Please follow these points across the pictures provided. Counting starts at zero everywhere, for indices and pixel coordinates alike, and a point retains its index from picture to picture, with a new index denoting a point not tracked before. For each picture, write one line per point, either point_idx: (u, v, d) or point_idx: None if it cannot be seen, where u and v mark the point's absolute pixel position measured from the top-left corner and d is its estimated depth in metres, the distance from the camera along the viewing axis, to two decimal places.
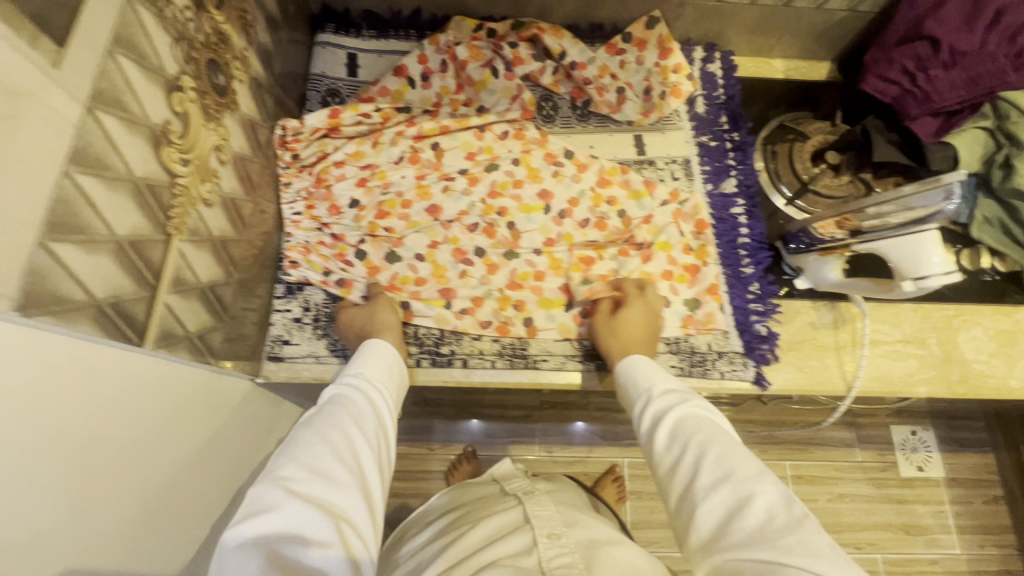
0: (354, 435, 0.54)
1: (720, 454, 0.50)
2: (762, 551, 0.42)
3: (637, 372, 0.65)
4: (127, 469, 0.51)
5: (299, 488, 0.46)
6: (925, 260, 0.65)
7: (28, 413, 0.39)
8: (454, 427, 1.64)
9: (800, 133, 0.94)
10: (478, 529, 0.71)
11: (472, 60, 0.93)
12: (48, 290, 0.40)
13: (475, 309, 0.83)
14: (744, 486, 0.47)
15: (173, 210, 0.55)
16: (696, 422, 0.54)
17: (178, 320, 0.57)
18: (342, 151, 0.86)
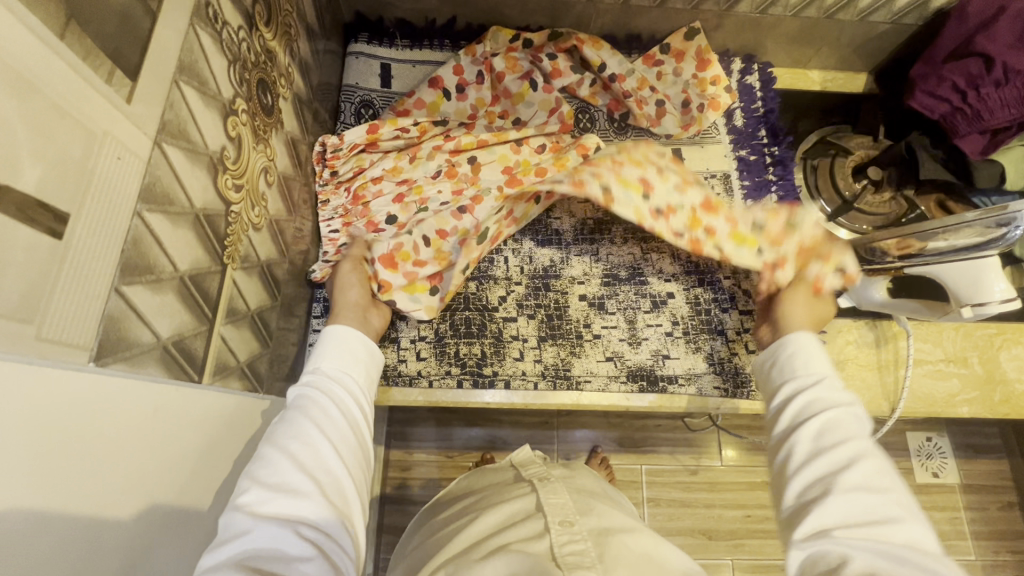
0: (319, 440, 0.52)
1: (872, 465, 0.53)
2: (905, 558, 0.46)
3: (805, 364, 0.62)
4: (197, 514, 0.47)
5: (264, 508, 0.46)
6: (986, 287, 0.66)
7: (109, 467, 0.36)
8: (472, 434, 1.64)
9: (842, 149, 0.93)
10: (489, 518, 0.69)
11: (510, 71, 0.91)
12: (121, 336, 0.38)
13: (523, 247, 0.79)
14: (893, 501, 0.50)
15: (227, 239, 0.53)
16: (824, 415, 0.57)
17: (231, 351, 0.55)
18: (379, 167, 0.84)
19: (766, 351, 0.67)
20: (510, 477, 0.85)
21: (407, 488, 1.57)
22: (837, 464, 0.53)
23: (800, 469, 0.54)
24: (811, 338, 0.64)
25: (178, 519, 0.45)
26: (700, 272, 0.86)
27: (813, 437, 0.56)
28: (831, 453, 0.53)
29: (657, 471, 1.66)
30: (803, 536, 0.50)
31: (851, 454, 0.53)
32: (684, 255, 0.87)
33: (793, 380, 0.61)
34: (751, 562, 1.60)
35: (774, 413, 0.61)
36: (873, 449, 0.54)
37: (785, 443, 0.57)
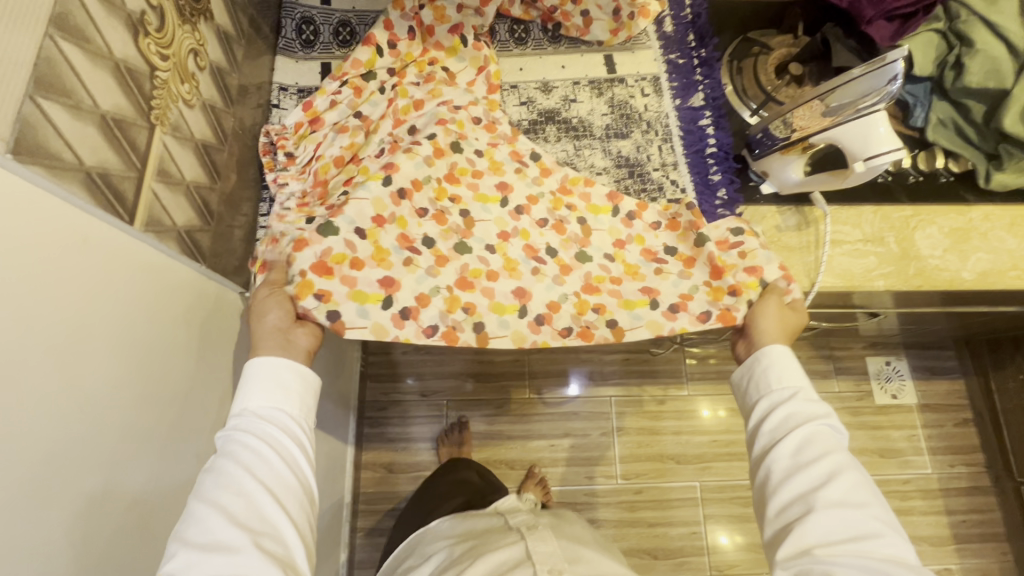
0: (250, 488, 0.53)
1: (851, 480, 0.57)
2: (883, 569, 0.51)
3: (782, 378, 0.67)
4: (122, 346, 0.53)
5: (192, 571, 0.47)
6: (874, 135, 0.71)
7: (18, 254, 0.41)
8: (446, 373, 1.69)
9: (764, 46, 0.97)
10: (478, 567, 0.73)
11: (439, 23, 0.93)
12: (39, 142, 0.43)
13: (552, 316, 0.81)
14: (871, 515, 0.55)
15: (155, 100, 0.57)
16: (814, 432, 0.61)
17: (166, 210, 0.60)
18: (333, 145, 0.86)
19: (744, 368, 0.72)
20: (501, 525, 0.89)
21: (385, 426, 1.63)
22: (815, 482, 0.57)
23: (779, 492, 0.59)
24: (784, 351, 0.69)
25: (104, 342, 0.50)
26: (630, 165, 0.91)
27: (794, 453, 0.60)
28: (811, 468, 0.58)
29: (627, 402, 1.71)
30: (784, 554, 0.54)
31: (828, 471, 0.58)
32: (615, 150, 0.92)
33: (772, 395, 0.66)
34: (718, 484, 1.65)
35: (759, 435, 0.65)
36: (851, 464, 0.59)
37: (765, 465, 0.62)
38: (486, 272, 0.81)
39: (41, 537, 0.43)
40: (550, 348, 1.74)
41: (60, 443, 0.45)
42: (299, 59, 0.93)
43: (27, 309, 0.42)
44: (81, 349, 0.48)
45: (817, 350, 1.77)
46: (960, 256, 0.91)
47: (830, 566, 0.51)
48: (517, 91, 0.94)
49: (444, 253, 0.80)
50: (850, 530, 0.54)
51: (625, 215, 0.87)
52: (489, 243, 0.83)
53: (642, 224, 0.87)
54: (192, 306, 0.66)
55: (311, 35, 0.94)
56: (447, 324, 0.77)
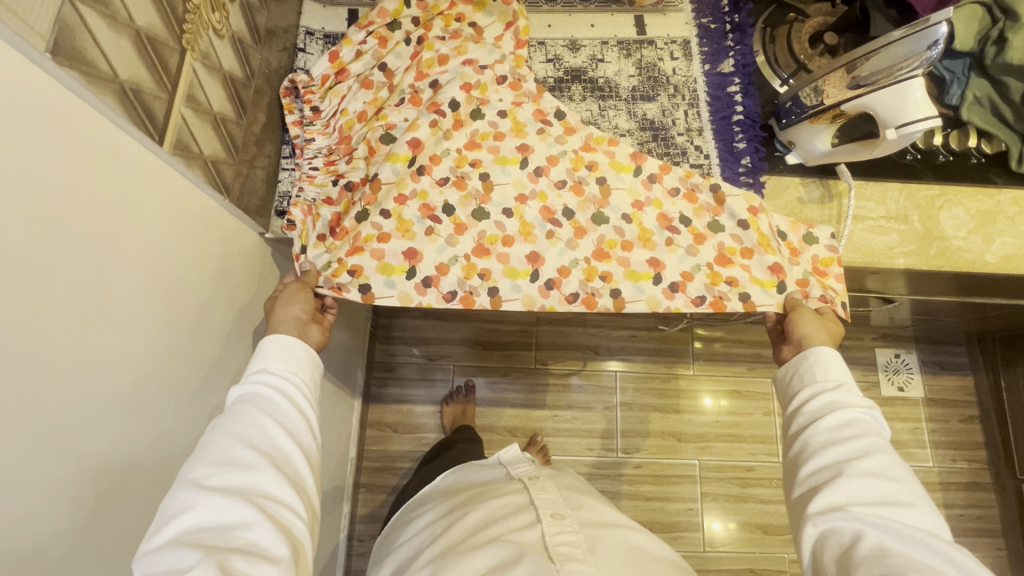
0: (265, 424, 0.55)
1: (889, 460, 0.58)
2: (918, 537, 0.51)
3: (832, 367, 0.68)
4: (144, 264, 0.54)
5: (208, 483, 0.50)
6: (909, 99, 0.69)
7: (53, 156, 0.42)
8: (453, 339, 1.71)
9: (801, 13, 0.94)
10: (480, 514, 0.77)
11: None
12: (77, 48, 0.43)
13: (562, 282, 0.81)
14: (907, 491, 0.56)
15: (186, 25, 0.58)
16: (863, 421, 0.62)
17: (193, 137, 0.60)
18: (358, 100, 0.86)
19: (793, 357, 0.72)
20: (502, 475, 0.93)
21: (392, 387, 1.65)
22: (850, 456, 0.58)
23: (813, 459, 0.60)
24: (832, 350, 0.69)
25: (127, 258, 0.51)
26: (655, 129, 0.90)
27: (834, 430, 0.62)
28: (853, 441, 0.59)
29: (632, 378, 1.72)
30: (817, 509, 0.56)
31: (868, 448, 0.59)
32: (640, 112, 0.90)
33: (818, 381, 0.67)
34: (718, 463, 1.66)
35: (801, 413, 0.66)
36: (891, 450, 0.60)
37: (803, 437, 0.63)
38: (502, 238, 0.81)
39: (54, 451, 0.43)
40: (558, 321, 1.74)
41: (84, 373, 0.46)
42: (326, 4, 0.91)
43: (59, 213, 0.43)
44: (107, 274, 0.49)
45: None
46: (984, 238, 0.90)
47: (863, 526, 0.53)
48: (544, 47, 0.93)
49: (461, 220, 0.81)
50: (891, 503, 0.55)
51: (646, 176, 0.85)
52: (505, 207, 0.82)
53: (662, 188, 0.86)
54: (210, 254, 0.66)
55: None
56: (464, 290, 0.79)
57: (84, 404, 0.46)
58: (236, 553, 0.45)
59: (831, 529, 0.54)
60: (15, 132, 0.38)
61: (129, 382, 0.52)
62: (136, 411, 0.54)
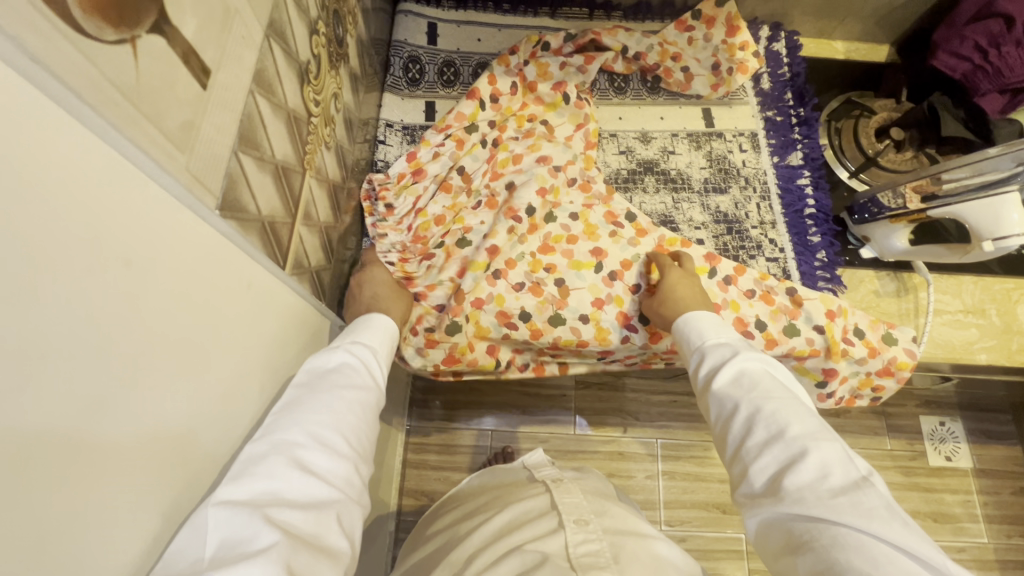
0: (360, 412, 0.51)
1: (773, 408, 0.51)
2: (829, 515, 0.43)
3: (705, 333, 0.64)
4: (264, 391, 0.52)
5: (301, 456, 0.44)
6: (1005, 219, 0.68)
7: (208, 305, 0.41)
8: (469, 399, 1.44)
9: (867, 109, 0.97)
10: (502, 518, 0.71)
11: (541, 79, 0.93)
12: (235, 196, 0.43)
13: (625, 361, 0.88)
14: (791, 439, 0.49)
15: (308, 146, 0.59)
16: (753, 377, 0.55)
17: (306, 252, 0.60)
18: (437, 203, 0.86)
19: (676, 335, 0.69)
20: (524, 478, 0.86)
21: None
22: (741, 431, 0.52)
23: (724, 446, 0.54)
24: (705, 317, 0.66)
25: (252, 390, 0.50)
26: (729, 221, 0.90)
27: (731, 396, 0.55)
28: (744, 414, 0.53)
29: (673, 446, 1.44)
30: (751, 511, 0.49)
31: (748, 412, 0.52)
32: (713, 205, 0.91)
33: (697, 351, 0.63)
34: None
35: (699, 393, 0.60)
36: (778, 390, 0.54)
37: (717, 421, 0.56)
38: (577, 343, 0.82)
39: None
40: (595, 384, 1.47)
41: (148, 358, 0.35)
42: (404, 97, 0.94)
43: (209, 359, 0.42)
44: (231, 339, 0.46)
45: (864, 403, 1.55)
46: None
47: (790, 521, 0.45)
48: (616, 139, 0.95)
49: (538, 327, 0.81)
50: (795, 469, 0.47)
51: (722, 279, 0.84)
52: (583, 313, 0.81)
53: (737, 289, 0.85)
54: (303, 317, 0.62)
55: (417, 73, 0.96)
56: (536, 360, 0.88)
57: (183, 435, 0.39)
58: (289, 541, 0.39)
59: (760, 525, 0.48)
60: (184, 291, 0.38)
61: (202, 364, 0.41)
62: (200, 394, 0.41)
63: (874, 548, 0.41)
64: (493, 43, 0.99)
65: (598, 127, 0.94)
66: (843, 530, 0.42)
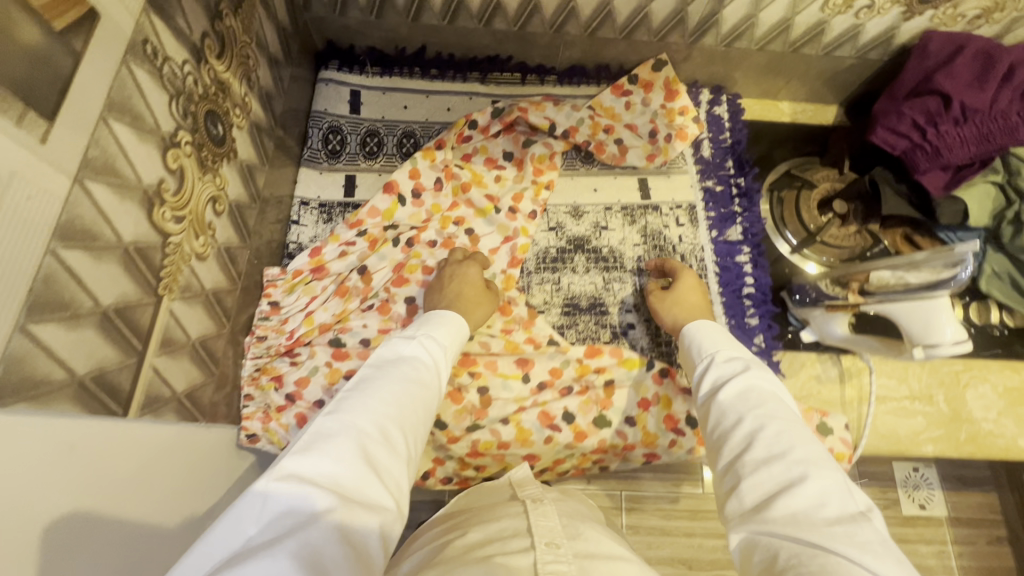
0: (419, 410, 0.51)
1: (777, 430, 0.48)
2: (824, 543, 0.39)
3: (709, 345, 0.62)
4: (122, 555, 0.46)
5: (370, 443, 0.44)
6: (937, 329, 0.64)
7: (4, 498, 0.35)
8: None
9: (807, 181, 0.93)
10: (478, 536, 0.54)
11: (475, 184, 0.90)
12: (23, 376, 0.38)
13: (555, 468, 0.80)
14: (791, 462, 0.45)
15: (164, 271, 0.54)
16: (760, 396, 0.52)
17: (165, 382, 0.55)
18: (327, 308, 0.78)
19: (682, 351, 0.67)
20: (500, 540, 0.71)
21: None
22: (741, 445, 0.48)
23: (716, 463, 0.50)
24: (716, 327, 0.65)
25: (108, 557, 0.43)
26: None
27: (732, 401, 0.52)
28: (757, 425, 0.49)
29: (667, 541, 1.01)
30: (740, 520, 0.44)
31: (752, 425, 0.49)
32: (645, 285, 0.87)
33: (703, 363, 0.61)
34: None
35: (699, 406, 0.57)
36: (784, 410, 0.50)
37: (719, 426, 0.52)
38: (497, 445, 0.76)
39: None
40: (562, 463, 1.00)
41: None
42: (322, 170, 0.89)
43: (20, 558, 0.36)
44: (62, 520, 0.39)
45: None
46: (1016, 420, 0.85)
47: (774, 540, 0.41)
48: (547, 215, 0.90)
49: (455, 434, 0.76)
50: (802, 487, 0.43)
51: (657, 372, 0.79)
52: (503, 416, 0.77)
53: (673, 384, 0.79)
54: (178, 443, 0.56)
55: (337, 145, 0.91)
56: (460, 478, 0.79)
57: None
58: (342, 536, 0.37)
59: (745, 540, 0.43)
60: None
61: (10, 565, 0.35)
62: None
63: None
64: (420, 110, 0.94)
65: (531, 238, 0.88)
66: (835, 559, 0.37)
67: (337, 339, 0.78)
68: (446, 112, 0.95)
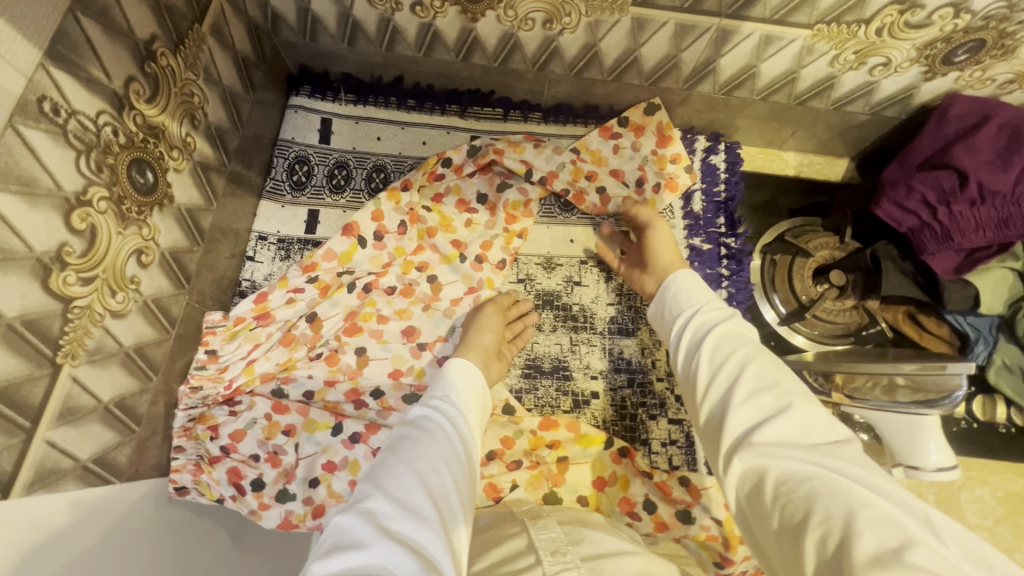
0: (446, 478, 0.47)
1: (759, 365, 0.48)
2: (823, 464, 0.39)
3: (686, 301, 0.59)
4: None
5: (389, 525, 0.40)
6: (921, 450, 0.57)
7: None
8: None
9: (801, 250, 0.86)
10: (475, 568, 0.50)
11: (441, 228, 0.84)
12: None
13: None
14: (778, 393, 0.45)
15: (65, 338, 0.50)
16: (737, 336, 0.52)
17: (67, 453, 0.52)
18: (269, 358, 0.74)
19: (656, 301, 0.63)
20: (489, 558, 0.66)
21: None
22: (728, 382, 0.48)
23: (703, 397, 0.50)
24: (693, 275, 0.62)
25: None
26: (631, 371, 0.80)
27: (711, 347, 0.52)
28: (737, 367, 0.48)
29: None
30: (730, 459, 0.43)
31: (735, 367, 0.48)
32: (615, 350, 0.81)
33: (682, 314, 0.58)
34: None
35: (678, 347, 0.56)
36: (759, 351, 0.50)
37: (699, 371, 0.51)
38: None
39: None
40: None
41: None
42: (285, 203, 0.85)
43: None
44: None
45: None
46: (1014, 530, 0.77)
47: (773, 464, 0.41)
48: (516, 266, 0.85)
49: None
50: (789, 416, 0.43)
51: (616, 451, 0.74)
52: None
53: (632, 464, 0.74)
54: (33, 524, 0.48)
55: (303, 176, 0.86)
56: None
57: None
58: None
59: (743, 471, 0.42)
60: None
61: None
62: None
63: (869, 494, 0.36)
64: (393, 142, 0.89)
65: (497, 291, 0.83)
66: (839, 477, 0.38)
67: (279, 390, 0.74)
68: (421, 146, 0.89)
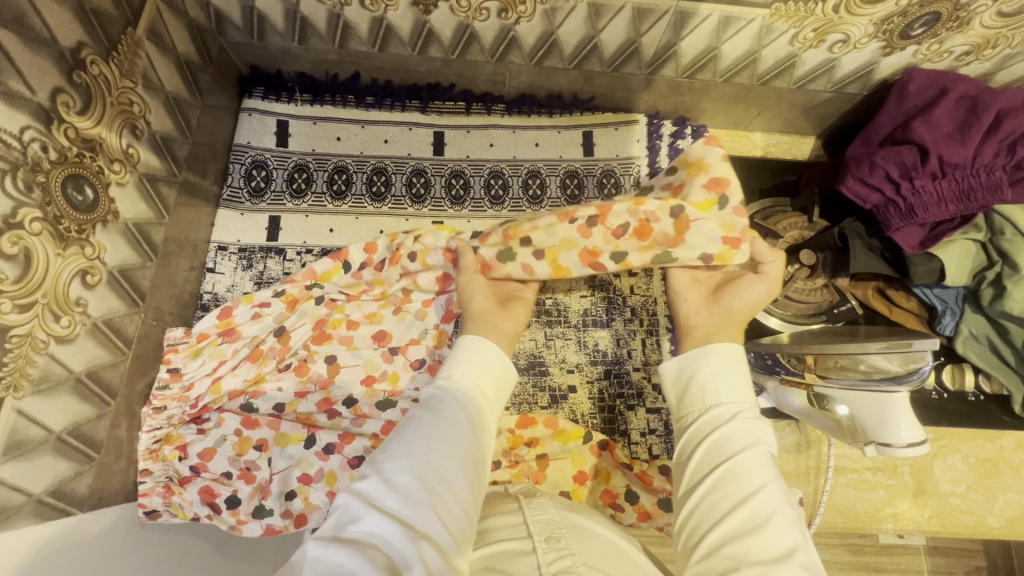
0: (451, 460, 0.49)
1: (782, 520, 0.48)
2: None
3: (721, 392, 0.57)
4: None
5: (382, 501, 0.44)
6: (892, 427, 0.59)
7: None
8: None
9: (772, 232, 0.85)
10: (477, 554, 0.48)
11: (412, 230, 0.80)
12: None
13: None
14: (798, 565, 0.45)
15: (4, 369, 0.47)
16: (757, 459, 0.52)
17: (19, 488, 0.51)
18: (236, 374, 0.71)
19: (682, 369, 0.61)
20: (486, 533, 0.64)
21: None
22: (744, 529, 0.48)
23: (710, 531, 0.49)
24: (740, 355, 0.60)
25: None
26: (608, 363, 0.79)
27: (730, 465, 0.52)
28: (752, 506, 0.49)
29: None
30: None
31: (757, 512, 0.49)
32: (591, 342, 0.80)
33: (713, 408, 0.57)
34: None
35: (696, 445, 0.56)
36: (784, 499, 0.50)
37: (711, 487, 0.52)
38: None
39: None
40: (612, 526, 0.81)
41: None
42: (244, 211, 0.82)
43: None
44: None
45: (852, 545, 0.97)
46: (986, 495, 0.79)
47: None
48: None
49: None
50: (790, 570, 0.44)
51: (595, 445, 0.74)
52: None
53: (612, 457, 0.74)
54: None
55: (262, 181, 0.83)
56: None
57: None
58: None
59: None
60: None
61: None
62: None
63: None
64: (354, 142, 0.86)
65: None
66: None
67: (248, 405, 0.71)
68: (383, 143, 0.87)
